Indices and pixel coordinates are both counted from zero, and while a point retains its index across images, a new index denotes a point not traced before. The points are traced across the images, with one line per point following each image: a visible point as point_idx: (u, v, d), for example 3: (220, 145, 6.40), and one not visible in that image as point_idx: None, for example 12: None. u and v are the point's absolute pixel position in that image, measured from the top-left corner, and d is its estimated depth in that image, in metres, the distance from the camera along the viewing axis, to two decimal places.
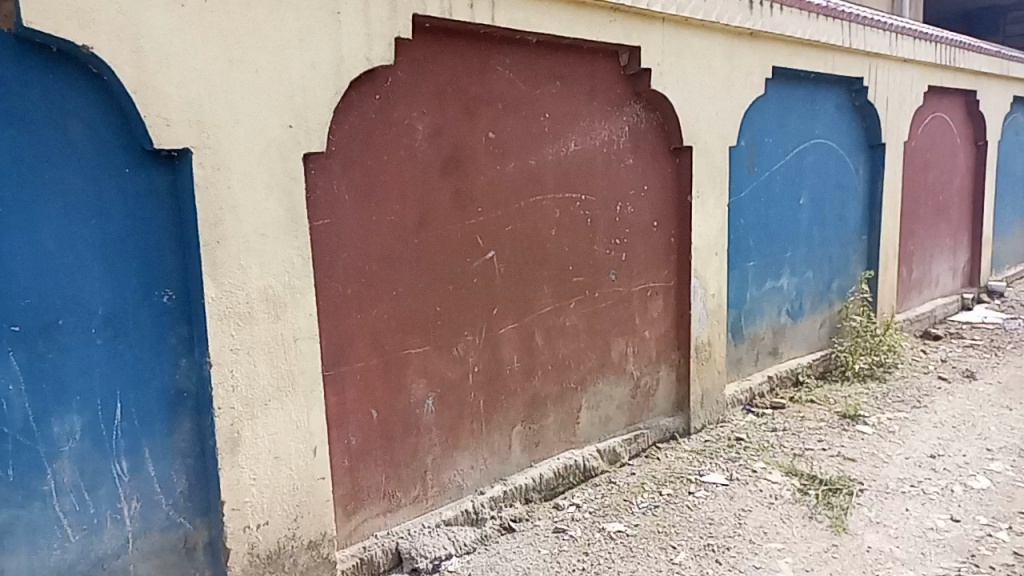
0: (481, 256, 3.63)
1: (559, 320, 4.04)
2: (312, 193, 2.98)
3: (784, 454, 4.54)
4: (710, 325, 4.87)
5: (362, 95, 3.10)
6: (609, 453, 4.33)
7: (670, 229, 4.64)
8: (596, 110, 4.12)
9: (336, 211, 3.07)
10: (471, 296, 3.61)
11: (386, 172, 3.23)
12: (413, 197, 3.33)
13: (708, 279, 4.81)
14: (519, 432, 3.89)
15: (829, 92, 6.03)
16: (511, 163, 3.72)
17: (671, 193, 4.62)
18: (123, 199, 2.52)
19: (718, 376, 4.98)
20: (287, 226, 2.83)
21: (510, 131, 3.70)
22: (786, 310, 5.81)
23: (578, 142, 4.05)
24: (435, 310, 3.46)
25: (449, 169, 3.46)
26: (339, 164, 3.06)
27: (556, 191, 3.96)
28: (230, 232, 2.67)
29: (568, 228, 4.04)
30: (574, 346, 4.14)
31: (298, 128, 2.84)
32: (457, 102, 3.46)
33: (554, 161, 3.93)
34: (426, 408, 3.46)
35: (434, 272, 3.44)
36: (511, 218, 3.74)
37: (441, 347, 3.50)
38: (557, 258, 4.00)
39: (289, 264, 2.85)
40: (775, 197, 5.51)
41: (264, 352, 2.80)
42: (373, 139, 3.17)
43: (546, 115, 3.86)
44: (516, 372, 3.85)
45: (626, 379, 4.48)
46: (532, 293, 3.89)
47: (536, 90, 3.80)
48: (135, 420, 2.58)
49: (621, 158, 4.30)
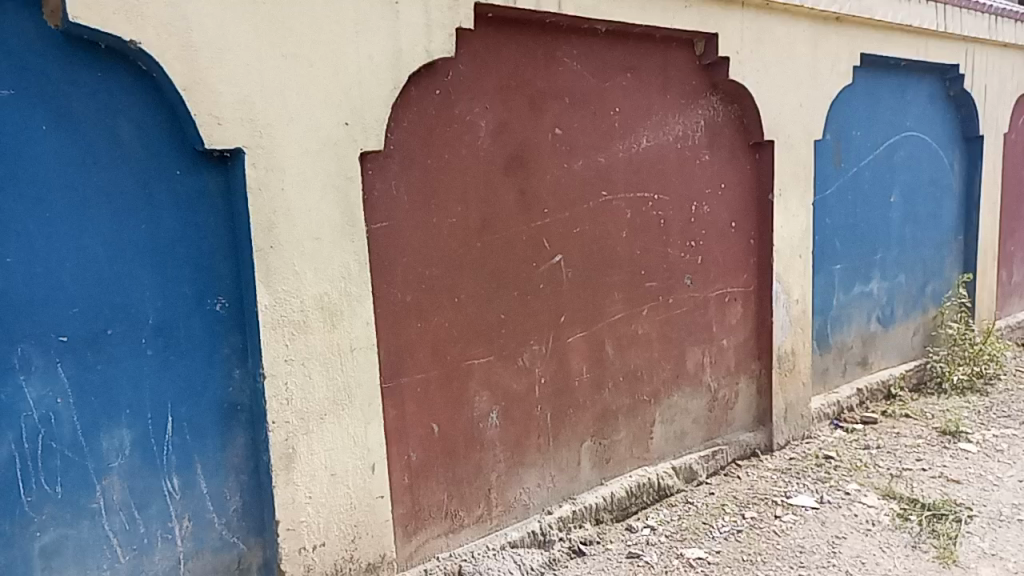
0: (548, 261, 3.41)
1: (631, 329, 3.78)
2: (370, 194, 2.82)
3: (880, 475, 4.17)
4: (794, 333, 4.53)
5: (422, 91, 2.93)
6: (686, 471, 4.05)
7: (750, 230, 4.33)
8: (670, 103, 3.86)
9: (395, 214, 2.90)
10: (537, 303, 3.39)
11: (447, 171, 3.05)
12: (475, 198, 3.14)
13: (791, 284, 4.48)
14: (588, 448, 3.65)
15: (921, 81, 5.59)
16: (579, 161, 3.49)
17: (751, 191, 4.31)
18: (174, 202, 2.40)
19: (802, 388, 4.64)
20: (343, 230, 2.67)
21: (578, 126, 3.47)
22: (875, 317, 5.40)
23: (650, 138, 3.79)
24: (499, 317, 3.26)
25: (513, 168, 3.26)
26: (398, 163, 2.89)
27: (628, 191, 3.71)
28: (284, 237, 2.53)
29: (641, 230, 3.78)
30: (647, 356, 3.88)
31: (354, 126, 2.68)
32: (522, 97, 3.26)
33: (625, 158, 3.68)
34: (490, 422, 3.26)
35: (498, 277, 3.24)
36: (579, 220, 3.51)
37: (506, 357, 3.30)
38: (629, 263, 3.74)
39: (345, 271, 2.69)
40: (862, 195, 5.14)
41: (320, 364, 2.64)
42: (434, 138, 2.99)
43: (616, 109, 3.62)
44: (585, 384, 3.62)
45: (703, 392, 4.19)
46: (603, 300, 3.65)
47: (606, 83, 3.56)
48: (187, 434, 2.45)
49: (697, 154, 4.02)
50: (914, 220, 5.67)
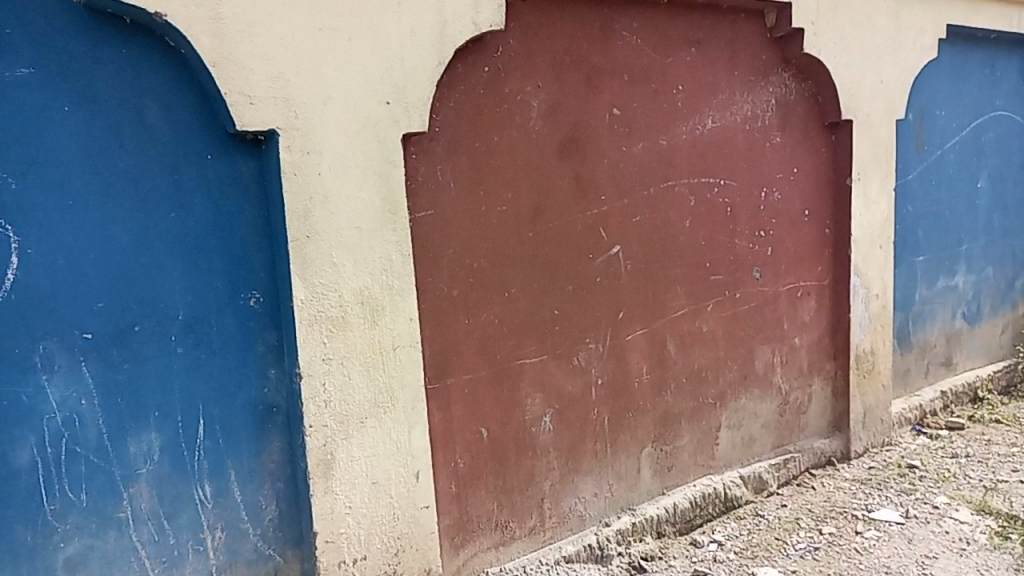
0: (606, 252, 3.15)
1: (695, 326, 3.50)
2: (413, 180, 2.61)
3: (972, 487, 3.79)
4: (872, 331, 4.19)
5: (469, 68, 2.71)
6: (754, 480, 3.75)
7: (824, 219, 3.99)
8: (738, 81, 3.55)
9: (440, 201, 2.68)
10: (594, 298, 3.13)
11: (496, 155, 2.81)
12: (527, 185, 2.90)
13: (870, 277, 4.14)
14: (648, 455, 3.38)
15: (1011, 56, 5.13)
16: (639, 144, 3.22)
17: (826, 176, 3.97)
18: (204, 189, 2.20)
19: (881, 391, 4.29)
20: (385, 219, 2.45)
21: (639, 106, 3.20)
22: (960, 314, 4.99)
23: (716, 119, 3.49)
24: (553, 313, 3.02)
25: (568, 152, 3.01)
26: (443, 147, 2.68)
27: (692, 177, 3.42)
28: (321, 226, 2.32)
29: (706, 218, 3.49)
30: (713, 355, 3.59)
31: (396, 105, 2.46)
32: (577, 74, 3.00)
33: (690, 141, 3.39)
34: (543, 427, 3.03)
35: (551, 270, 3.00)
36: (640, 208, 3.24)
37: (561, 356, 3.05)
38: (693, 254, 3.46)
39: (387, 263, 2.47)
40: (946, 181, 4.75)
41: (361, 364, 2.44)
42: (482, 119, 2.77)
43: (680, 88, 3.33)
44: (645, 386, 3.35)
45: (773, 394, 3.87)
46: (665, 295, 3.37)
47: (668, 59, 3.28)
48: (220, 439, 2.27)
49: (768, 137, 3.70)
50: (1004, 209, 5.22)
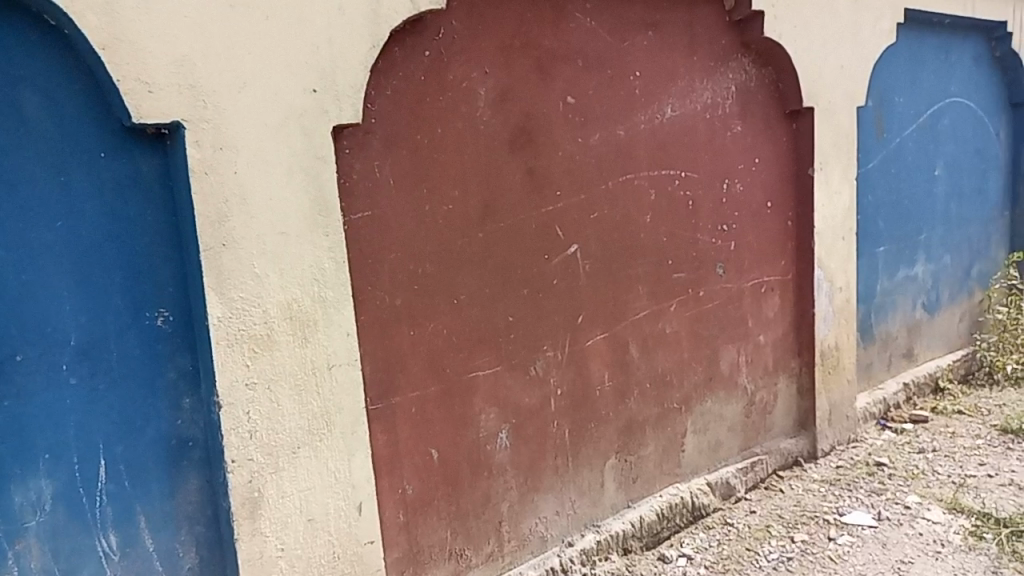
0: (562, 253, 2.91)
1: (658, 327, 3.30)
2: (347, 178, 2.33)
3: (942, 484, 3.68)
4: (837, 325, 4.06)
5: (408, 52, 2.43)
6: (722, 487, 3.58)
7: (787, 211, 3.83)
8: (697, 66, 3.35)
9: (378, 201, 2.41)
10: (551, 302, 2.90)
11: (440, 149, 2.55)
12: (475, 181, 2.64)
13: (833, 270, 4.00)
14: (612, 467, 3.18)
15: (965, 41, 5.06)
16: (595, 135, 2.99)
17: (788, 166, 3.81)
18: (99, 193, 1.88)
19: (846, 386, 4.17)
20: (314, 222, 2.17)
21: (594, 94, 2.96)
22: (920, 304, 4.92)
23: (676, 108, 3.28)
24: (507, 321, 2.77)
25: (519, 144, 2.76)
26: (380, 140, 2.40)
27: (652, 169, 3.20)
28: (240, 232, 2.02)
29: (667, 213, 3.28)
30: (677, 358, 3.39)
31: (325, 93, 2.17)
32: (528, 59, 2.75)
33: (648, 131, 3.17)
34: (499, 444, 2.79)
35: (504, 273, 2.75)
36: (597, 204, 3.01)
37: (516, 367, 2.81)
38: (654, 251, 3.25)
39: (318, 271, 2.19)
40: (905, 169, 4.65)
41: (290, 386, 2.15)
42: (424, 108, 2.50)
43: (637, 74, 3.11)
44: (607, 394, 3.13)
45: (739, 395, 3.70)
46: (626, 296, 3.16)
47: (624, 43, 3.05)
48: (125, 481, 1.97)
49: (728, 126, 3.51)
50: (960, 196, 5.16)
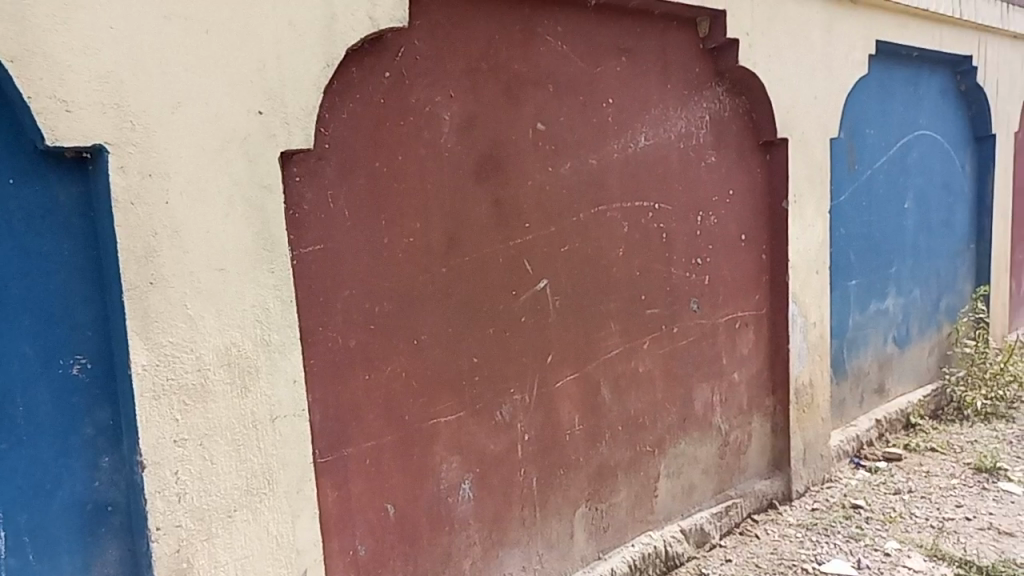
0: (530, 289, 2.73)
1: (631, 366, 3.12)
2: (297, 208, 2.12)
3: (920, 529, 3.55)
4: (811, 362, 3.94)
5: (367, 73, 2.25)
6: (697, 533, 3.40)
7: (761, 245, 3.71)
8: (671, 94, 3.22)
9: (332, 233, 2.20)
10: (519, 341, 2.71)
11: (400, 177, 2.35)
12: (438, 213, 2.45)
13: (808, 305, 3.89)
14: (582, 516, 2.98)
15: (932, 75, 5.05)
16: (566, 164, 2.82)
17: (762, 197, 3.69)
18: (4, 224, 1.64)
19: (821, 425, 4.04)
20: (257, 258, 1.95)
21: (565, 122, 2.80)
22: (891, 339, 4.84)
23: (649, 137, 3.14)
24: (472, 362, 2.57)
25: (486, 173, 2.58)
26: (335, 167, 2.20)
27: (625, 200, 3.05)
28: (171, 269, 1.80)
29: (640, 247, 3.13)
30: (650, 398, 3.22)
31: (272, 116, 1.96)
32: (495, 83, 2.58)
33: (621, 161, 3.02)
34: (462, 496, 2.57)
35: (469, 311, 2.55)
36: (567, 237, 2.84)
37: (481, 412, 2.61)
38: (627, 286, 3.09)
39: (261, 313, 1.97)
40: (876, 201, 4.59)
41: (227, 441, 1.92)
42: (384, 134, 2.31)
43: (610, 101, 2.96)
44: (578, 438, 2.94)
45: (713, 436, 3.54)
46: (597, 334, 2.98)
47: (597, 68, 2.90)
48: (30, 554, 1.72)
49: (702, 156, 3.38)
50: (928, 229, 5.13)
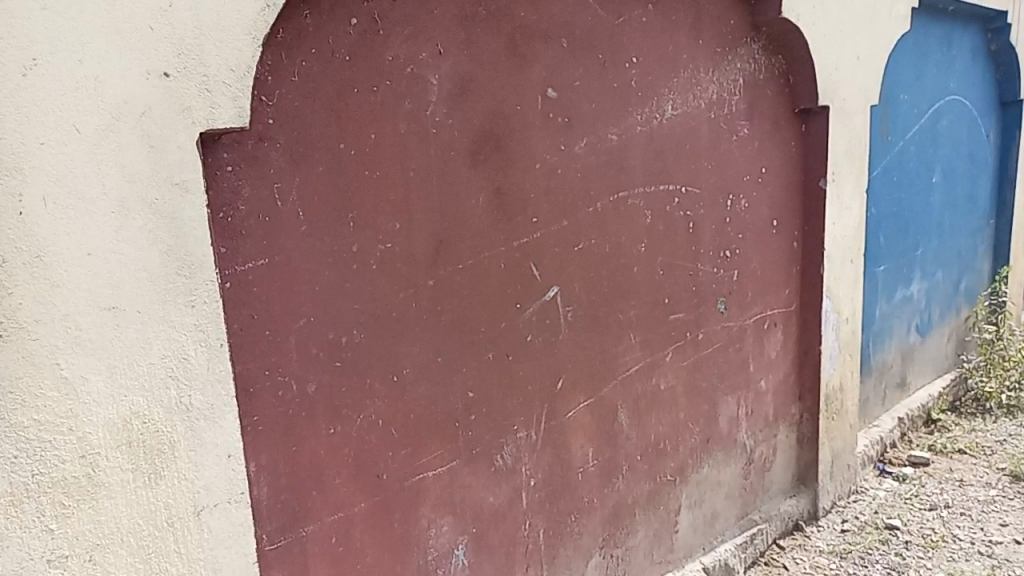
0: (537, 299, 2.17)
1: (651, 385, 2.59)
2: (229, 210, 1.53)
3: (968, 557, 3.14)
4: (843, 363, 3.45)
5: (324, 19, 1.63)
6: (720, 569, 2.94)
7: (793, 232, 3.16)
8: (703, 51, 2.61)
9: (281, 243, 1.61)
10: (523, 366, 2.15)
11: (373, 163, 1.76)
12: (423, 208, 1.87)
13: (842, 299, 3.38)
14: (596, 566, 2.48)
15: (965, 31, 4.51)
16: (581, 142, 2.23)
17: (797, 175, 3.14)
18: None
19: (849, 432, 3.58)
20: (168, 287, 1.35)
21: (581, 87, 2.21)
22: (914, 328, 4.40)
23: (677, 105, 2.53)
24: (466, 398, 2.02)
25: (484, 154, 1.98)
26: (284, 153, 1.60)
27: (648, 183, 2.46)
28: (30, 314, 1.19)
29: (664, 241, 2.55)
30: (672, 419, 2.70)
31: (185, 80, 1.34)
32: (495, 36, 1.97)
33: (646, 135, 2.42)
34: (454, 564, 2.05)
35: (463, 333, 1.99)
36: (581, 232, 2.27)
37: (477, 459, 2.07)
38: (649, 288, 2.53)
39: (178, 365, 1.38)
40: (907, 174, 4.09)
41: (130, 550, 1.34)
42: (349, 103, 1.70)
43: (633, 59, 2.36)
44: (591, 475, 2.42)
45: (738, 455, 3.04)
46: (614, 349, 2.44)
47: (620, 18, 2.29)
48: None
49: (736, 128, 2.78)
50: (953, 205, 4.66)
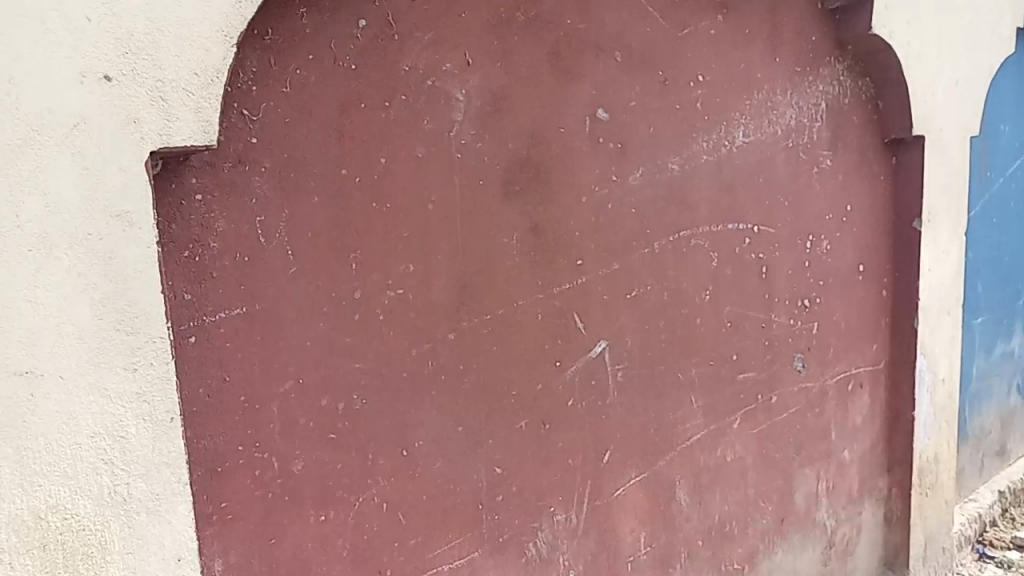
0: (580, 356, 1.82)
1: (716, 458, 2.20)
2: (197, 247, 1.24)
3: None
4: (939, 431, 2.98)
5: (324, 20, 1.36)
6: None
7: (882, 279, 2.74)
8: (780, 70, 2.25)
9: (262, 289, 1.32)
10: (563, 435, 1.81)
11: (382, 193, 1.46)
12: (443, 248, 1.56)
13: (939, 357, 2.92)
14: None
15: None
16: (638, 171, 1.89)
17: (886, 213, 2.73)
18: None
19: (945, 511, 3.09)
20: (102, 347, 1.06)
21: (637, 108, 1.87)
22: (1015, 388, 3.88)
23: (749, 131, 2.16)
24: (492, 476, 1.68)
25: (519, 185, 1.67)
26: (269, 178, 1.32)
27: (715, 221, 2.09)
28: None
29: (734, 288, 2.17)
30: (740, 497, 2.30)
31: (132, 85, 1.06)
32: (536, 46, 1.67)
33: (712, 165, 2.07)
34: None
35: (490, 397, 1.66)
36: (636, 278, 1.92)
37: (504, 549, 1.72)
38: (716, 343, 2.15)
39: (113, 445, 1.08)
40: (1008, 214, 3.61)
41: None
42: (354, 121, 1.41)
43: (700, 77, 2.01)
44: (644, 565, 2.04)
45: (817, 537, 2.61)
46: (674, 415, 2.07)
47: (684, 30, 1.96)
48: None
49: (817, 159, 2.39)
50: None
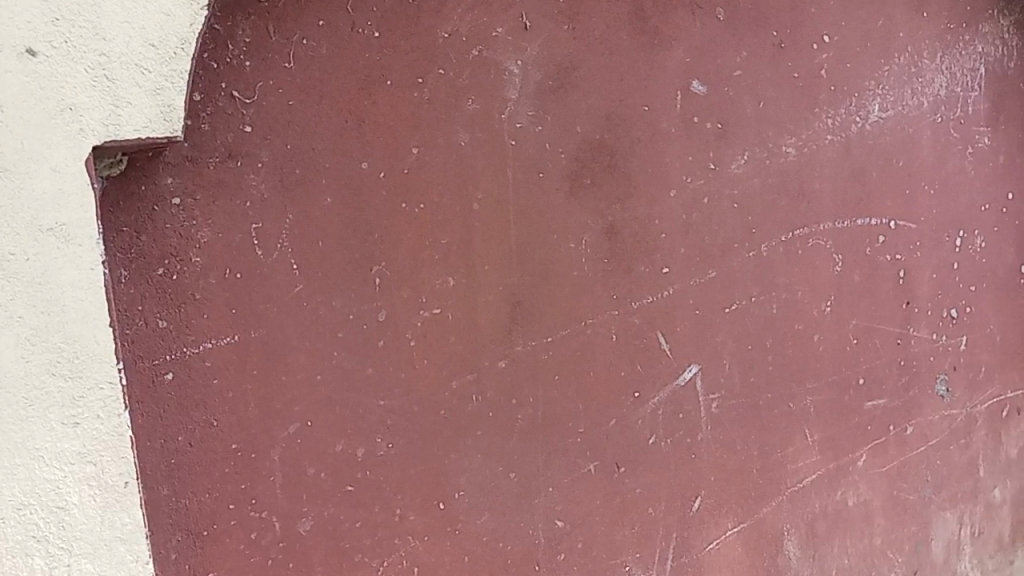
0: (667, 385, 1.49)
1: (835, 502, 1.82)
2: (174, 262, 1.02)
3: None
4: None
5: None
6: None
7: None
8: (929, 27, 1.78)
9: (258, 313, 1.08)
10: (642, 480, 1.49)
11: (413, 191, 1.18)
12: (491, 257, 1.27)
13: None
14: None
15: None
16: (742, 158, 1.52)
17: None
18: None
19: None
20: (32, 397, 0.83)
21: (744, 79, 1.50)
22: None
23: (888, 104, 1.74)
24: (552, 530, 1.39)
25: (589, 177, 1.35)
26: (266, 176, 1.07)
27: (840, 216, 1.69)
28: None
29: (862, 298, 1.77)
30: (864, 548, 1.91)
31: (65, 60, 0.82)
32: (613, 4, 1.33)
33: (838, 148, 1.66)
34: None
35: (549, 436, 1.37)
36: (739, 288, 1.56)
37: None
38: (838, 366, 1.76)
39: (46, 520, 0.85)
40: None
41: None
42: (378, 102, 1.14)
43: (825, 38, 1.61)
44: None
45: None
46: (784, 452, 1.70)
47: None
48: None
49: (972, 138, 1.89)
50: None
